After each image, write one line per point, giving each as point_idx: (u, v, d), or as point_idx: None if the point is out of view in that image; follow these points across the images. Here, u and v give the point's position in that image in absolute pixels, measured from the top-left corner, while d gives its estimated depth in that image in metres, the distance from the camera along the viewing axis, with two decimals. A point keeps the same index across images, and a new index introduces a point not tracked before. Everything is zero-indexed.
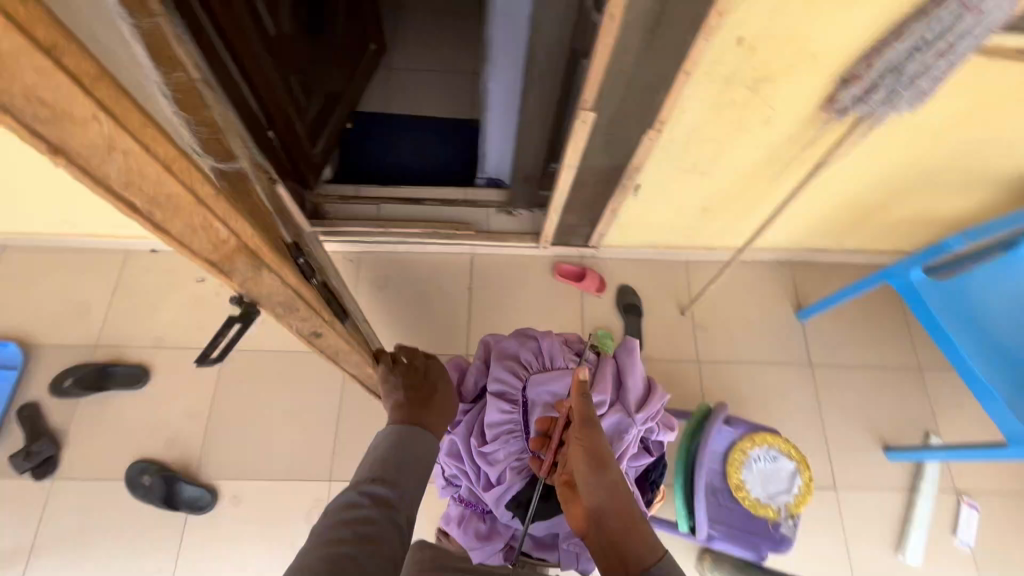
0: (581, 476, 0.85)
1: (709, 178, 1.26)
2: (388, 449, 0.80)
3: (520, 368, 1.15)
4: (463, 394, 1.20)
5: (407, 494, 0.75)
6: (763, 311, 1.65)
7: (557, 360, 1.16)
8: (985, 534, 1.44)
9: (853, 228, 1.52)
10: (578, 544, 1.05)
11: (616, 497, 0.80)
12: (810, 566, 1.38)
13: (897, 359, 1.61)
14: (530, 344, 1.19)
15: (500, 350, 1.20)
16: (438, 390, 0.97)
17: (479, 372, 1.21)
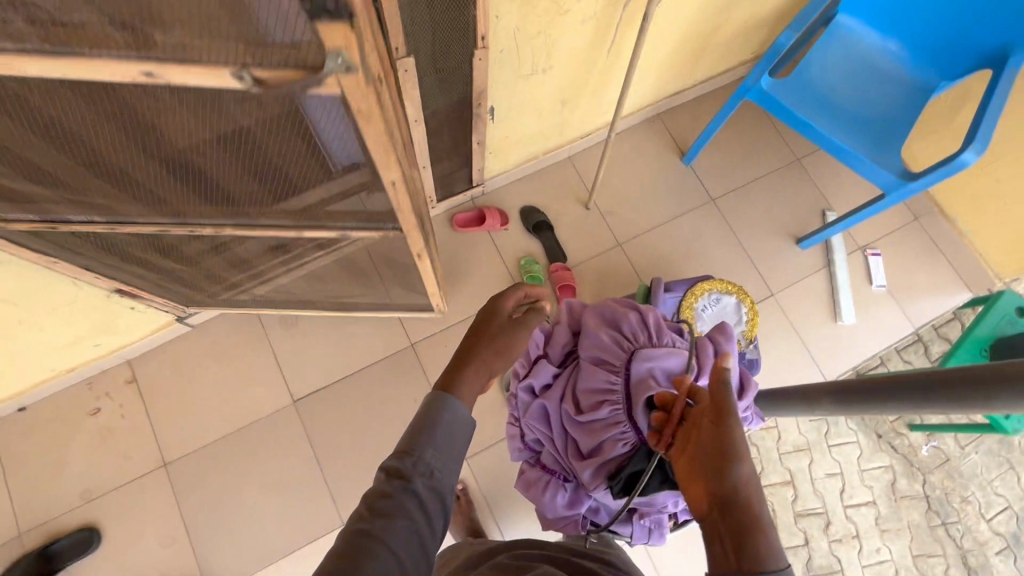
0: (711, 463, 0.62)
1: (554, 72, 1.21)
2: (423, 418, 0.62)
3: (625, 339, 0.96)
4: (551, 356, 1.02)
5: (438, 462, 0.59)
6: (655, 171, 1.69)
7: (667, 338, 0.96)
8: (891, 271, 1.66)
9: (698, 59, 1.55)
10: (655, 520, 0.96)
11: (757, 498, 0.59)
12: (777, 366, 1.55)
13: (778, 160, 1.73)
14: (635, 315, 0.99)
15: (595, 314, 1.02)
16: (497, 330, 0.75)
17: (568, 334, 1.03)
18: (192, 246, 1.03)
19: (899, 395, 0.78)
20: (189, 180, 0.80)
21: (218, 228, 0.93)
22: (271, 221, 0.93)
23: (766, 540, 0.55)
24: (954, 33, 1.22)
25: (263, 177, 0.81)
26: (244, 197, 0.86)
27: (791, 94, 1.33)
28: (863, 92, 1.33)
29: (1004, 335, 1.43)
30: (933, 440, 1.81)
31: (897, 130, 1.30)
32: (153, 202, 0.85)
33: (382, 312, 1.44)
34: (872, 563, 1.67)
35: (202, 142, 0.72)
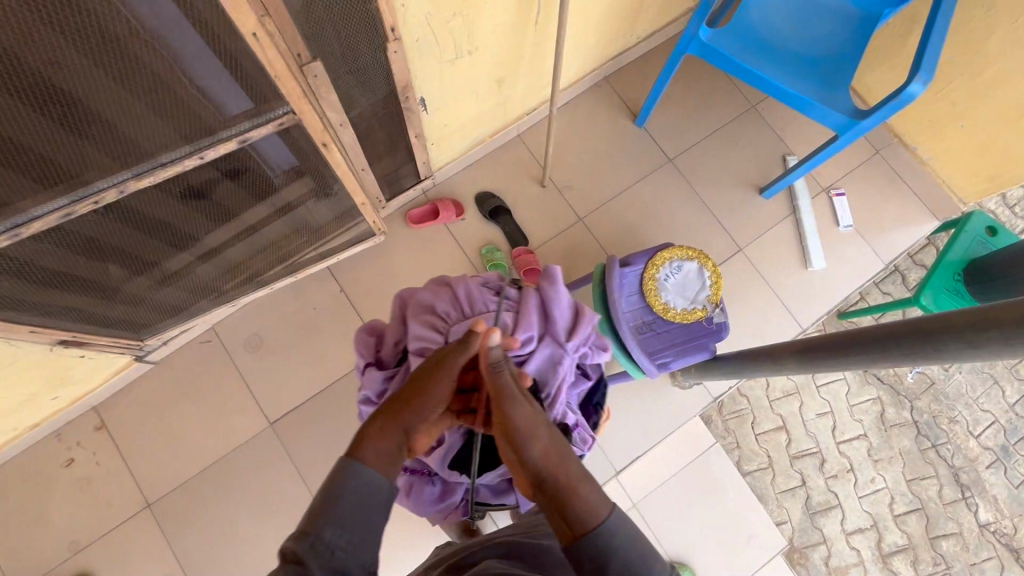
0: (510, 448, 0.71)
1: (481, 52, 1.15)
2: (328, 486, 0.57)
3: (440, 321, 0.95)
4: (383, 359, 0.98)
5: (343, 542, 0.54)
6: (608, 137, 1.64)
7: (479, 305, 0.97)
8: (857, 209, 1.64)
9: (637, 14, 1.48)
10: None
11: (555, 463, 0.67)
12: (752, 321, 1.55)
13: (733, 109, 1.68)
14: (447, 292, 0.98)
15: (414, 303, 0.98)
16: (414, 387, 0.75)
17: (396, 331, 0.99)
18: (179, 261, 1.13)
19: (853, 352, 0.77)
20: (54, 115, 0.68)
21: (120, 186, 0.82)
22: (172, 153, 0.84)
23: (572, 499, 0.61)
24: None
25: (126, 80, 0.71)
26: (128, 126, 0.76)
27: (733, 42, 1.26)
28: (806, 32, 1.28)
29: (976, 255, 1.42)
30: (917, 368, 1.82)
31: (845, 67, 1.25)
32: (38, 171, 0.73)
33: (328, 260, 1.45)
34: (868, 493, 1.70)
35: (45, 42, 0.61)
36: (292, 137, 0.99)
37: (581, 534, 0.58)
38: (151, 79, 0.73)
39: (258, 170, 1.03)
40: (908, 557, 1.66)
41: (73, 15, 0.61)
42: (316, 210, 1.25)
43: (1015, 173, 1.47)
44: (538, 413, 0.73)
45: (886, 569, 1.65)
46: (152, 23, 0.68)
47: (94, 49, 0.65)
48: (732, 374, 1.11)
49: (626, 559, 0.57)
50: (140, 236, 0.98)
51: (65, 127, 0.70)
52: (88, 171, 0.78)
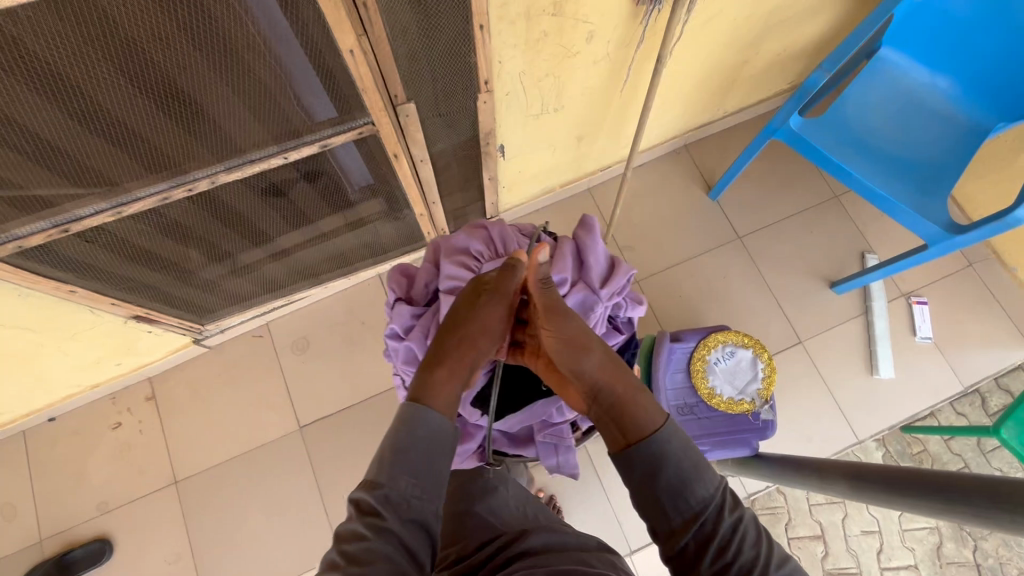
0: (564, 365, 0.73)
1: (566, 111, 1.18)
2: (398, 437, 0.61)
3: (475, 260, 0.91)
4: (411, 298, 0.95)
5: (416, 490, 0.58)
6: (678, 205, 1.62)
7: (513, 246, 0.93)
8: (938, 322, 1.53)
9: (728, 91, 1.47)
10: (556, 433, 0.96)
11: (610, 377, 0.69)
12: (802, 420, 1.45)
13: (814, 196, 1.62)
14: (483, 232, 0.95)
15: (447, 244, 0.95)
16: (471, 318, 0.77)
17: (425, 271, 0.96)
18: (253, 256, 1.21)
19: (918, 495, 0.69)
20: (172, 112, 0.75)
21: (214, 178, 0.89)
22: (262, 152, 0.90)
23: (631, 410, 0.64)
24: (1014, 70, 1.11)
25: (236, 84, 0.77)
26: (229, 124, 0.82)
27: (824, 133, 1.23)
28: (908, 133, 1.23)
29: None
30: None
31: (945, 177, 1.18)
32: (148, 158, 0.80)
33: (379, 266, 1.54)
34: None
35: (177, 48, 0.67)
36: (361, 153, 1.05)
37: (638, 441, 0.61)
38: (257, 85, 0.79)
39: (333, 177, 1.08)
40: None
41: (201, 24, 0.66)
42: (380, 227, 1.35)
43: None
44: (587, 331, 0.75)
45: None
46: (266, 33, 0.72)
47: (215, 55, 0.71)
48: (772, 479, 1.04)
49: (680, 466, 0.58)
50: (227, 231, 1.07)
51: (177, 123, 0.77)
52: (187, 162, 0.85)
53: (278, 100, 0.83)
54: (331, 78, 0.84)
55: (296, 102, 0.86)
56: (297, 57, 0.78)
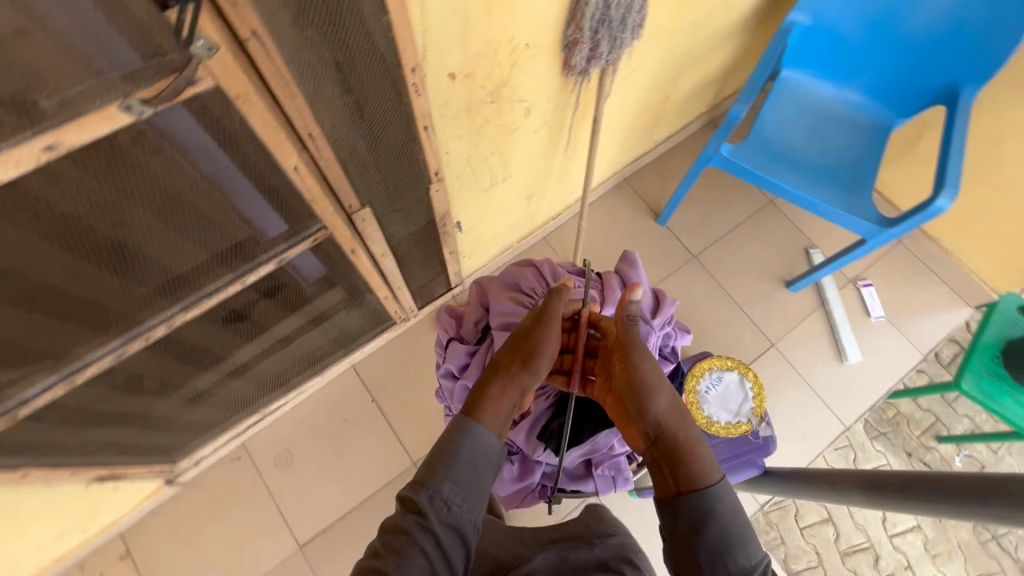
0: (631, 401, 0.74)
1: (514, 178, 1.20)
2: (447, 444, 0.63)
3: (524, 299, 1.07)
4: (465, 336, 1.11)
5: (458, 498, 0.60)
6: (631, 237, 1.67)
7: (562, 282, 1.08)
8: (886, 300, 1.64)
9: (655, 125, 1.55)
10: (612, 465, 1.03)
11: (675, 421, 0.70)
12: (791, 419, 1.50)
13: (751, 205, 1.72)
14: (531, 272, 1.11)
15: (498, 285, 1.11)
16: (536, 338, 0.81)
17: (476, 313, 1.12)
18: (207, 380, 1.08)
19: (934, 499, 0.73)
20: (117, 268, 0.70)
21: (170, 321, 0.84)
22: (217, 281, 0.85)
23: (691, 459, 0.64)
24: (905, 71, 1.24)
25: (183, 227, 0.73)
26: (180, 265, 0.78)
27: (754, 152, 1.31)
28: (822, 141, 1.33)
29: (1013, 336, 1.44)
30: (963, 451, 1.59)
31: (864, 175, 1.29)
32: (97, 318, 0.74)
33: (351, 357, 1.49)
34: None
35: (114, 210, 0.63)
36: (318, 260, 1.01)
37: (689, 492, 0.61)
38: (204, 221, 0.75)
39: (293, 288, 1.04)
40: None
41: (138, 181, 0.62)
42: (345, 317, 1.29)
43: None
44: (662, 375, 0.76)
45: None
46: (210, 175, 0.69)
47: (157, 206, 0.67)
48: (787, 494, 1.06)
49: (723, 527, 0.58)
50: (185, 367, 1.00)
51: (122, 277, 0.72)
52: (140, 312, 0.80)
53: (227, 231, 0.79)
54: (285, 205, 0.82)
55: (247, 228, 0.82)
56: (251, 189, 0.75)
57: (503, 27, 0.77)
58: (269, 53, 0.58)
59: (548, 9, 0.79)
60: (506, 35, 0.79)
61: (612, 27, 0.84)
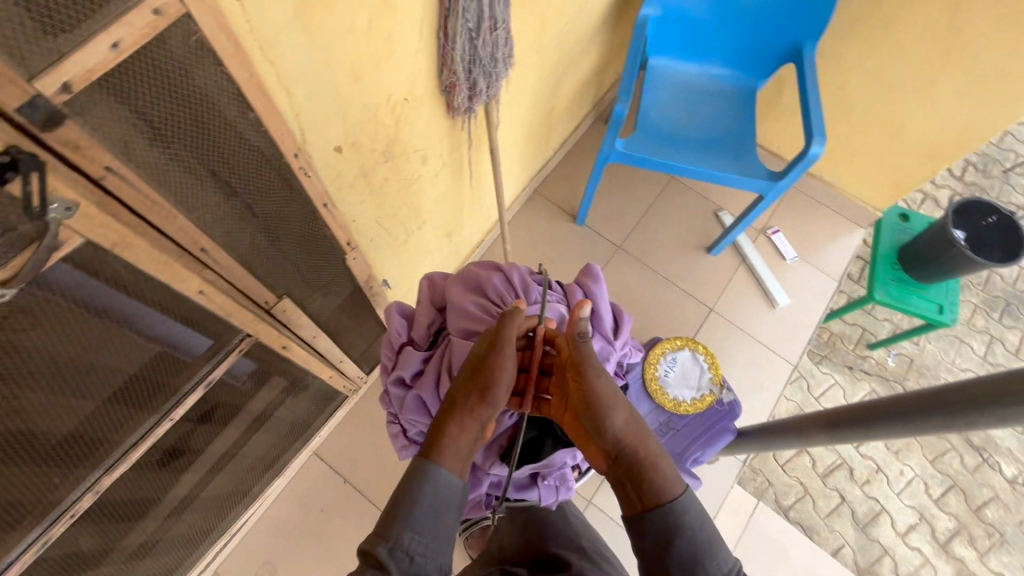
0: (590, 418, 0.72)
1: (428, 223, 1.19)
2: (408, 497, 0.60)
3: (491, 305, 0.90)
4: (417, 339, 0.94)
5: (422, 547, 0.58)
6: (555, 244, 1.70)
7: (534, 294, 0.91)
8: (794, 241, 1.78)
9: (548, 135, 1.59)
10: (559, 476, 0.91)
11: (635, 436, 0.70)
12: (745, 374, 1.59)
13: (656, 185, 1.81)
14: (499, 276, 0.93)
15: (457, 283, 0.94)
16: (487, 361, 0.73)
17: (429, 314, 0.95)
18: (145, 528, 0.97)
19: (888, 426, 0.78)
20: (17, 459, 0.61)
21: (95, 488, 0.75)
22: (141, 429, 0.78)
23: (653, 475, 0.66)
24: (755, 39, 1.35)
25: (84, 389, 0.65)
26: (91, 428, 0.69)
27: (647, 140, 1.37)
28: (701, 115, 1.41)
29: (903, 243, 1.62)
30: (893, 350, 1.86)
31: (745, 140, 1.39)
32: (5, 516, 0.65)
33: (309, 444, 1.40)
34: (903, 487, 1.77)
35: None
36: (259, 360, 0.96)
37: (655, 508, 0.64)
38: (108, 374, 0.67)
39: (229, 402, 0.98)
40: (958, 532, 1.73)
41: (18, 363, 0.55)
42: (290, 407, 1.22)
43: (911, 179, 1.63)
44: (617, 388, 0.74)
45: (947, 555, 1.70)
46: (102, 327, 0.62)
47: (48, 379, 0.59)
48: (761, 450, 1.10)
49: (693, 539, 0.62)
50: (123, 522, 0.89)
51: (26, 466, 0.63)
52: (55, 491, 0.70)
53: (138, 375, 0.72)
54: (194, 324, 0.76)
55: (159, 364, 0.75)
56: (163, 321, 0.70)
57: (376, 91, 0.76)
58: (135, 185, 0.53)
59: (416, 62, 0.79)
60: (382, 96, 0.77)
61: (485, 66, 0.86)
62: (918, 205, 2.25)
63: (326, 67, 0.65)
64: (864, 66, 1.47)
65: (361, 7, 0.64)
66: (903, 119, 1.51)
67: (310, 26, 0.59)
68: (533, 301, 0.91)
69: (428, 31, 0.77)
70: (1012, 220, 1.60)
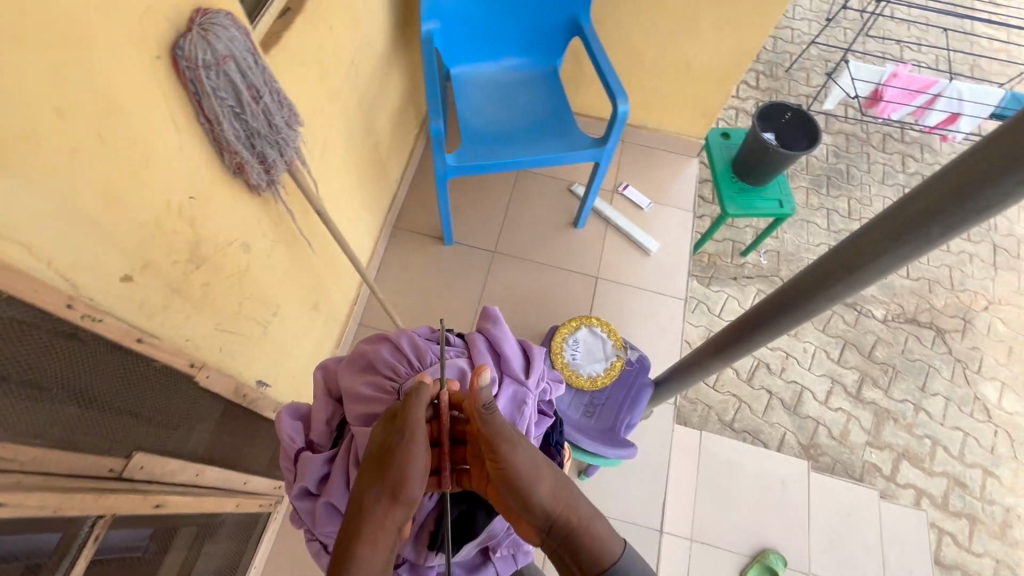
0: (514, 494, 0.70)
1: (283, 305, 1.11)
2: None
3: (386, 381, 0.87)
4: (317, 441, 0.88)
5: None
6: (434, 270, 1.68)
7: (429, 356, 0.90)
8: (645, 188, 1.90)
9: (384, 170, 1.56)
10: (511, 543, 0.89)
11: (564, 504, 0.69)
12: (648, 323, 1.68)
13: (507, 181, 1.85)
14: (388, 348, 0.91)
15: (347, 370, 0.91)
16: (392, 459, 0.68)
17: (325, 410, 0.90)
18: None
19: (762, 333, 0.86)
20: None
21: None
22: None
23: (589, 541, 0.67)
24: (534, 24, 1.42)
25: None
26: None
27: (475, 146, 1.38)
28: (517, 107, 1.45)
29: (733, 157, 1.79)
30: (762, 251, 2.06)
31: (565, 117, 1.43)
32: None
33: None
34: (811, 361, 1.98)
35: None
36: (130, 525, 0.76)
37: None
38: None
39: None
40: (864, 380, 1.97)
41: None
42: (209, 555, 1.07)
43: (715, 104, 1.81)
44: (536, 455, 0.73)
45: (862, 403, 1.93)
46: None
47: None
48: (676, 391, 1.15)
49: None
50: None
51: None
52: None
53: None
54: None
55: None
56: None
57: (146, 201, 0.67)
58: None
59: (184, 156, 0.72)
60: (157, 204, 0.69)
61: (267, 134, 0.78)
62: (734, 120, 2.52)
63: (62, 202, 0.57)
64: (637, 21, 1.61)
65: (77, 125, 0.56)
66: (687, 55, 1.67)
67: (12, 165, 0.51)
68: (429, 364, 0.89)
69: (181, 121, 0.70)
70: (804, 110, 1.84)
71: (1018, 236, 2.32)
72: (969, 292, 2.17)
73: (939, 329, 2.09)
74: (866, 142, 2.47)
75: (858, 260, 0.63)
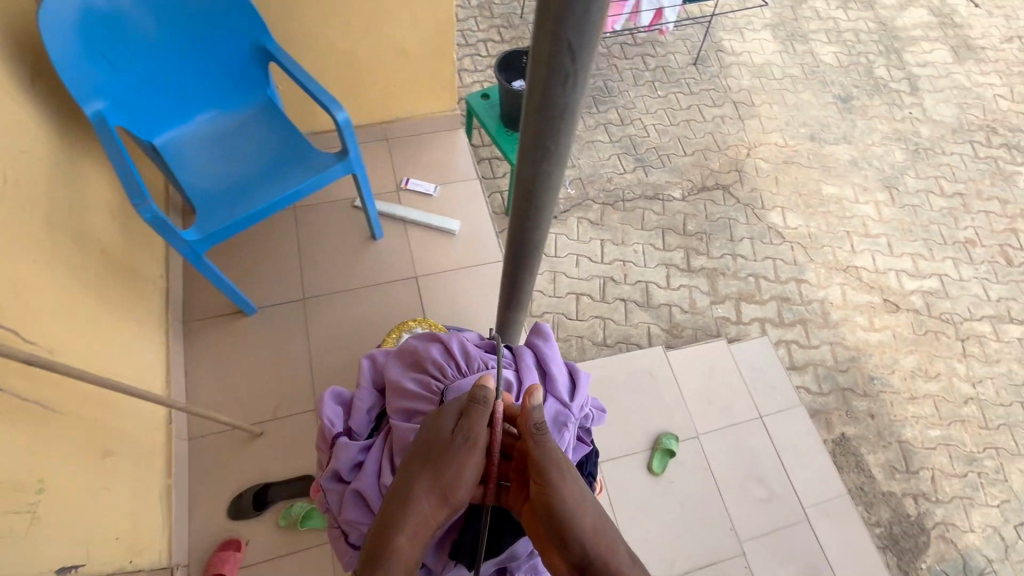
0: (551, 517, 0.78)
1: (50, 474, 0.94)
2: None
3: (431, 379, 0.98)
4: (355, 428, 1.00)
5: None
6: (252, 346, 1.55)
7: (477, 362, 0.99)
8: (427, 174, 1.91)
9: (133, 273, 1.38)
10: (529, 569, 0.97)
11: (604, 545, 0.76)
12: (485, 294, 1.71)
13: (288, 225, 1.75)
14: (439, 348, 1.01)
15: (395, 366, 1.03)
16: (452, 462, 0.80)
17: (366, 400, 1.03)
18: None
19: (525, 278, 0.92)
20: None
21: None
22: None
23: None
24: (217, 67, 1.33)
25: None
26: None
27: (215, 211, 1.25)
28: (245, 153, 1.36)
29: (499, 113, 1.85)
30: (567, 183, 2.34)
31: (299, 145, 1.37)
32: None
33: None
34: (645, 258, 2.19)
35: None
36: None
37: None
38: None
39: None
40: (689, 254, 2.23)
41: None
42: None
43: (449, 74, 1.86)
44: (580, 489, 0.81)
45: (695, 272, 2.19)
46: None
47: None
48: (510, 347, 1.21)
49: None
50: None
51: None
52: None
53: None
54: None
55: None
56: None
57: None
58: None
59: None
60: None
61: None
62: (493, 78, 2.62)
63: None
64: (333, 26, 1.58)
65: None
66: (397, 40, 1.69)
67: None
68: (476, 369, 0.99)
69: None
70: None
71: (746, 87, 2.74)
72: (732, 148, 2.54)
73: (724, 186, 2.43)
74: (610, 56, 2.73)
75: (532, 192, 0.70)
